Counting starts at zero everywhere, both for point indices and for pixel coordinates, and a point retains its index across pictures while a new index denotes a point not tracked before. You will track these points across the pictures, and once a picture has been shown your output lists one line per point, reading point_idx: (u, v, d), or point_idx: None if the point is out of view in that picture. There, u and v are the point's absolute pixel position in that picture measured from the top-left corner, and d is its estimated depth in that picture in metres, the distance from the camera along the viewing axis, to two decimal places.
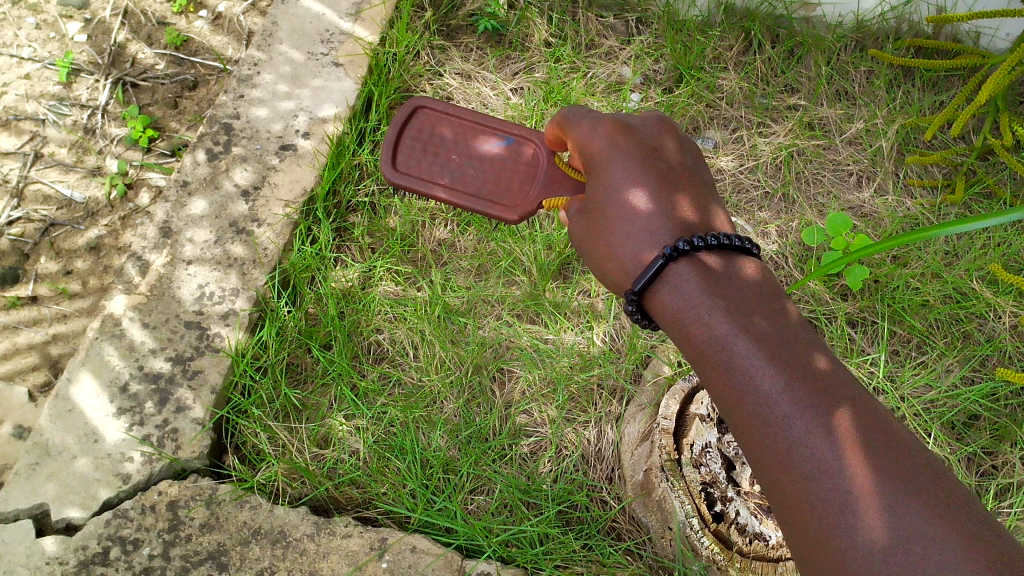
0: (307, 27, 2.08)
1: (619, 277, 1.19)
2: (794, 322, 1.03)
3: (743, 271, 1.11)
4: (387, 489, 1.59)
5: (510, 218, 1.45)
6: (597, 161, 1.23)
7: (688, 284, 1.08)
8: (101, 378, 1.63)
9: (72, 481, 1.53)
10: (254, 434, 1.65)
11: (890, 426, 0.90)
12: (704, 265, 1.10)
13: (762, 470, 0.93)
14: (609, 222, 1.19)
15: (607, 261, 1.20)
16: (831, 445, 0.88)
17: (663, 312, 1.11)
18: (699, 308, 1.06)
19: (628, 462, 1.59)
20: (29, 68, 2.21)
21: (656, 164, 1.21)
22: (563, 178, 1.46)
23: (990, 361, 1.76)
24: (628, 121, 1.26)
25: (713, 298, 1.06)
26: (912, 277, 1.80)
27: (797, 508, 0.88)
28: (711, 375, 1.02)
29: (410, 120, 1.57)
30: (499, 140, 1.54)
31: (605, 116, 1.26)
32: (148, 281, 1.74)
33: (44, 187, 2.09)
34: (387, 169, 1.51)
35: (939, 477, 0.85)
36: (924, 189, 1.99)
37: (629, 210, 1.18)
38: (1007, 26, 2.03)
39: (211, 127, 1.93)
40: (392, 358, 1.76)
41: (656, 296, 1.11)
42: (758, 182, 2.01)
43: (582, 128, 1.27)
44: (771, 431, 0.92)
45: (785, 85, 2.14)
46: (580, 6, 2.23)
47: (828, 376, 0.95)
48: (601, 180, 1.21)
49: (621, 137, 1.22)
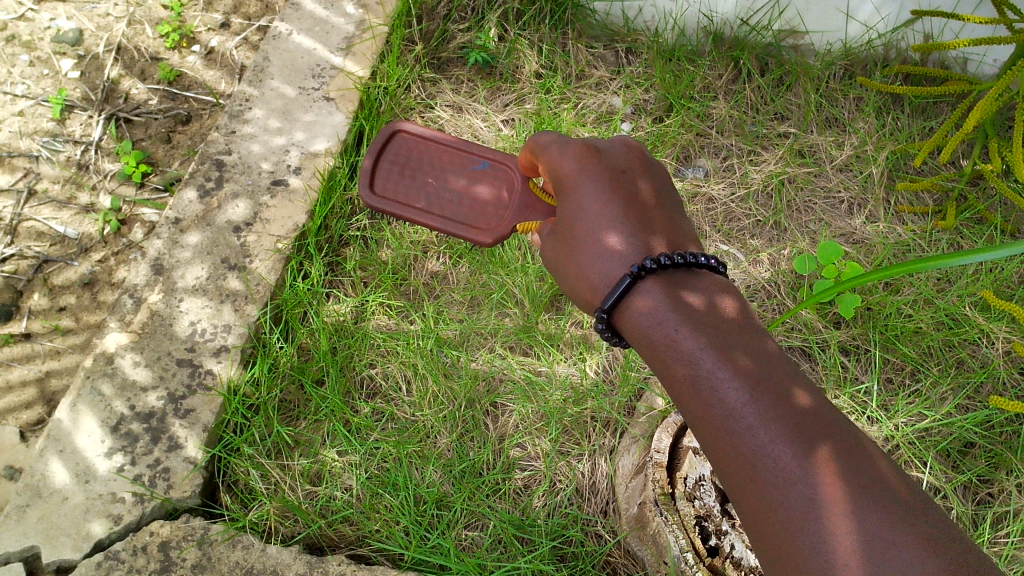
0: (298, 62, 2.09)
1: (589, 295, 1.19)
2: (758, 338, 1.05)
3: (709, 290, 1.12)
4: (380, 527, 1.58)
5: (485, 242, 1.44)
6: (566, 182, 1.24)
7: (658, 303, 1.10)
8: (93, 418, 1.63)
9: (63, 522, 1.52)
10: (247, 472, 1.64)
11: (849, 434, 0.92)
12: (672, 285, 1.12)
13: (729, 481, 0.95)
14: (579, 242, 1.20)
15: (576, 279, 1.20)
16: (795, 455, 0.90)
17: (633, 330, 1.12)
18: (667, 325, 1.08)
19: (623, 495, 1.58)
20: (23, 105, 2.22)
21: (624, 184, 1.22)
22: (536, 204, 1.46)
23: (985, 388, 1.75)
24: (597, 143, 1.27)
25: (681, 317, 1.08)
26: (904, 304, 1.80)
27: (763, 517, 0.89)
28: (679, 389, 1.04)
29: (388, 143, 1.57)
30: (473, 164, 1.54)
31: (575, 139, 1.27)
32: (141, 319, 1.74)
33: (38, 224, 2.09)
34: (364, 191, 1.50)
35: (899, 486, 0.87)
36: (914, 215, 2.00)
37: (597, 229, 1.19)
38: (995, 52, 2.03)
39: (203, 163, 1.94)
40: (385, 393, 1.75)
41: (626, 315, 1.13)
42: (750, 211, 2.01)
43: (553, 150, 1.28)
44: (736, 441, 0.94)
45: (776, 112, 2.15)
46: (569, 37, 2.24)
47: (792, 389, 0.97)
48: (570, 201, 1.22)
49: (591, 159, 1.23)
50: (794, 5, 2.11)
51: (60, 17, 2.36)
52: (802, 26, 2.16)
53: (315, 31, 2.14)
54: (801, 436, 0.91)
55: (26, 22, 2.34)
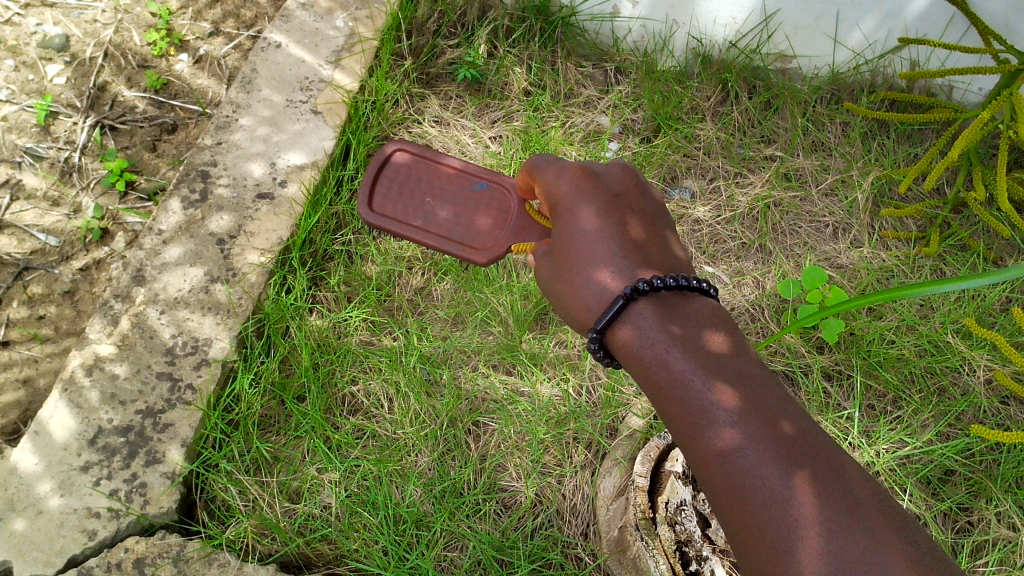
0: (286, 74, 2.08)
1: (583, 315, 1.19)
2: (749, 360, 1.05)
3: (702, 313, 1.11)
4: (358, 546, 1.57)
5: (480, 261, 1.44)
6: (562, 204, 1.23)
7: (649, 325, 1.09)
8: (69, 431, 1.61)
9: (37, 537, 1.50)
10: (224, 488, 1.63)
11: (837, 455, 0.92)
12: (665, 307, 1.11)
13: (718, 502, 0.94)
14: (574, 263, 1.20)
15: (570, 300, 1.20)
16: (783, 476, 0.89)
17: (625, 351, 1.11)
18: (659, 347, 1.07)
19: (604, 517, 1.57)
20: (6, 110, 2.20)
21: (621, 208, 1.22)
22: (532, 225, 1.44)
23: (966, 416, 1.76)
24: (593, 166, 1.26)
25: (673, 338, 1.07)
26: (887, 330, 1.81)
27: (752, 538, 0.89)
28: (672, 412, 1.03)
29: (389, 161, 1.56)
30: (471, 185, 1.53)
31: (571, 162, 1.26)
32: (120, 331, 1.72)
33: (18, 231, 2.06)
34: (363, 209, 1.49)
35: (885, 506, 0.86)
36: (898, 241, 2.01)
37: (592, 252, 1.18)
38: (980, 80, 2.04)
39: (188, 174, 1.92)
40: (366, 410, 1.74)
41: (618, 335, 1.12)
42: (736, 233, 2.02)
43: (548, 172, 1.27)
44: (727, 463, 0.93)
45: (762, 135, 2.16)
46: (558, 55, 2.24)
47: (784, 413, 0.96)
48: (565, 223, 1.22)
49: (587, 182, 1.23)
50: (782, 30, 2.11)
51: (47, 23, 2.34)
52: (790, 50, 2.16)
53: (304, 43, 2.13)
54: (790, 458, 0.90)
55: (12, 26, 2.32)
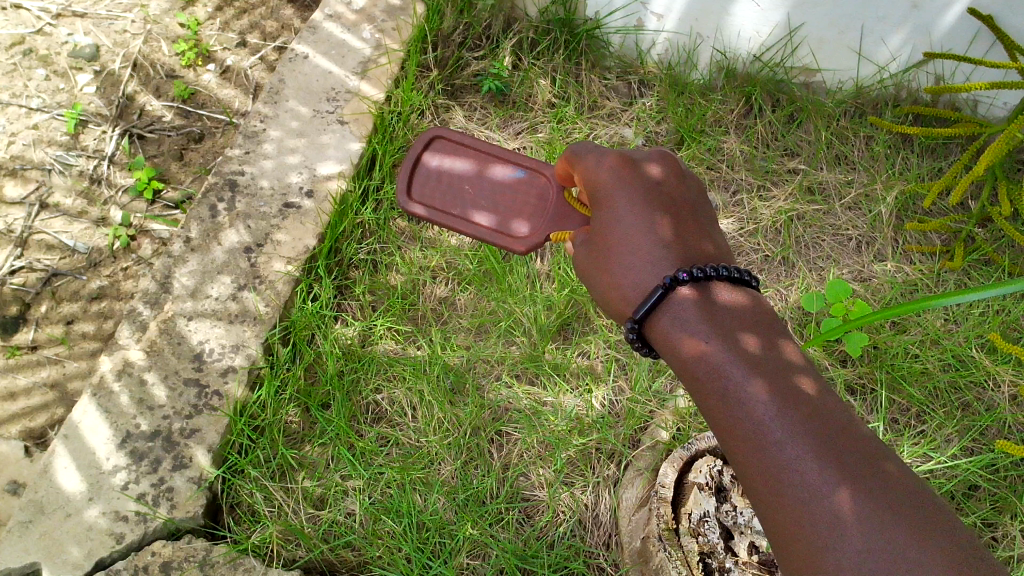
0: (314, 85, 2.11)
1: (620, 306, 1.19)
2: (788, 353, 1.04)
3: (744, 306, 1.11)
4: (382, 553, 1.59)
5: (517, 249, 1.42)
6: (603, 191, 1.23)
7: (688, 315, 1.09)
8: (98, 435, 1.63)
9: (66, 539, 1.53)
10: (250, 494, 1.65)
11: (879, 450, 0.91)
12: (705, 297, 1.11)
13: (754, 493, 0.94)
14: (612, 253, 1.20)
15: (608, 290, 1.20)
16: (822, 469, 0.89)
17: (664, 341, 1.11)
18: (697, 337, 1.07)
19: (627, 528, 1.58)
20: (37, 119, 2.23)
21: (661, 197, 1.21)
22: (571, 213, 1.43)
23: (990, 431, 1.75)
24: (634, 154, 1.26)
25: (712, 329, 1.07)
26: (911, 344, 1.81)
27: (788, 530, 0.88)
28: (709, 403, 1.03)
29: (427, 148, 1.56)
30: (510, 172, 1.50)
31: (612, 150, 1.26)
32: (148, 338, 1.74)
33: (48, 237, 2.09)
34: (402, 197, 1.50)
35: (928, 505, 0.86)
36: (923, 255, 2.01)
37: (632, 239, 1.18)
38: (1004, 96, 2.03)
39: (216, 182, 1.94)
40: (390, 418, 1.75)
41: (656, 325, 1.12)
42: (759, 246, 2.03)
43: (589, 159, 1.28)
44: (764, 455, 0.93)
45: (785, 149, 2.16)
46: (583, 68, 2.25)
47: (825, 408, 0.96)
48: (605, 210, 1.22)
49: (626, 170, 1.23)
50: (807, 44, 2.10)
51: (78, 33, 2.39)
52: (815, 64, 2.15)
53: (331, 54, 2.16)
54: (830, 452, 0.90)
55: (44, 36, 2.36)
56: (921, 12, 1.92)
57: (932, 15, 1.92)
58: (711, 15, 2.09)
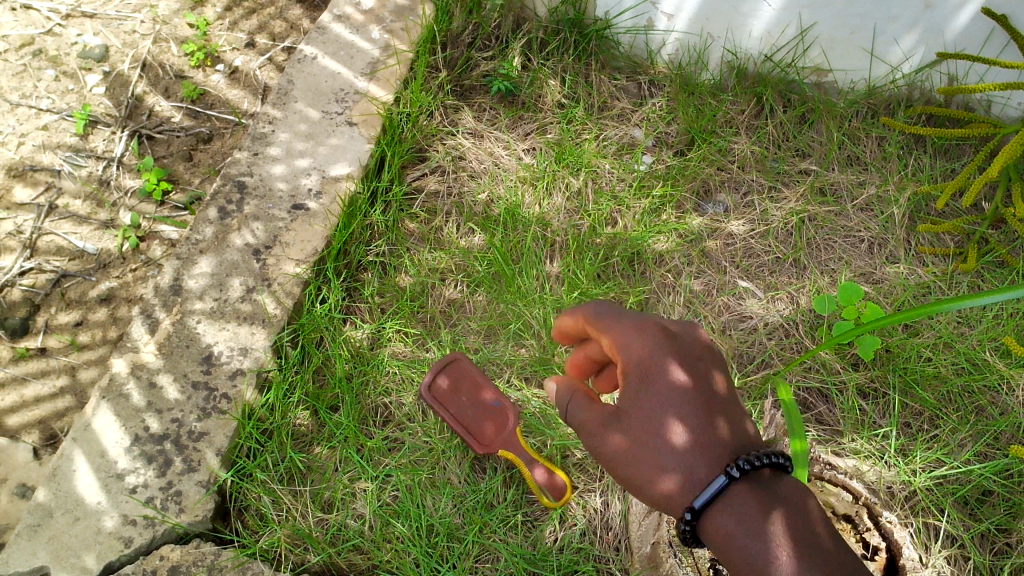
0: (322, 86, 2.10)
1: (660, 490, 1.02)
2: (841, 543, 0.93)
3: (796, 497, 0.97)
4: (390, 557, 1.58)
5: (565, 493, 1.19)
6: (636, 358, 1.07)
7: (741, 510, 0.95)
8: (107, 439, 1.63)
9: (74, 543, 1.52)
10: (258, 498, 1.65)
11: None
12: (757, 490, 0.97)
13: None
14: (641, 493, 1.04)
15: (644, 473, 1.03)
16: None
17: (715, 536, 0.96)
18: (755, 534, 0.93)
19: (636, 533, 1.56)
20: (47, 119, 2.24)
21: (701, 386, 1.06)
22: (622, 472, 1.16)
23: (1004, 436, 1.72)
24: (669, 325, 1.12)
25: (774, 531, 0.93)
26: (924, 348, 1.80)
27: None
28: None
29: None
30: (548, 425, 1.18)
31: (644, 316, 1.11)
32: (157, 340, 1.74)
33: (57, 239, 2.09)
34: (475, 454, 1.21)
35: None
36: (935, 257, 1.98)
37: (668, 452, 1.02)
38: (1018, 96, 2.01)
39: (225, 184, 1.94)
40: (399, 421, 1.74)
41: (705, 519, 0.97)
42: (770, 247, 2.00)
43: (614, 325, 1.11)
44: None
45: (797, 149, 2.14)
46: (592, 68, 2.23)
47: None
48: (632, 421, 1.05)
49: (664, 337, 1.08)
50: (818, 43, 2.09)
51: (87, 33, 2.39)
52: (827, 63, 2.13)
53: (339, 55, 2.15)
54: None
55: (53, 37, 2.37)
56: (935, 11, 1.91)
57: (946, 14, 1.90)
58: (723, 15, 2.08)
